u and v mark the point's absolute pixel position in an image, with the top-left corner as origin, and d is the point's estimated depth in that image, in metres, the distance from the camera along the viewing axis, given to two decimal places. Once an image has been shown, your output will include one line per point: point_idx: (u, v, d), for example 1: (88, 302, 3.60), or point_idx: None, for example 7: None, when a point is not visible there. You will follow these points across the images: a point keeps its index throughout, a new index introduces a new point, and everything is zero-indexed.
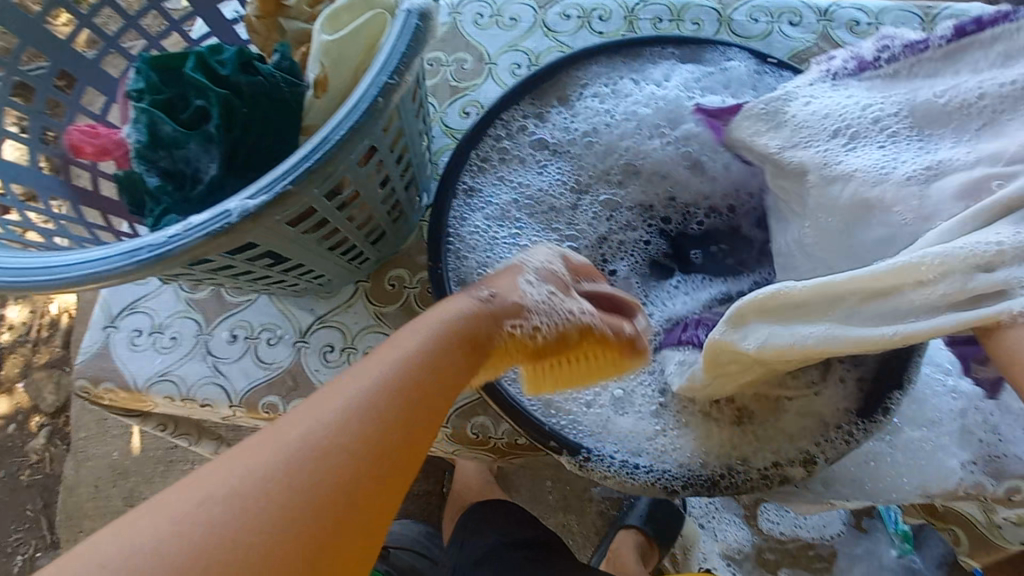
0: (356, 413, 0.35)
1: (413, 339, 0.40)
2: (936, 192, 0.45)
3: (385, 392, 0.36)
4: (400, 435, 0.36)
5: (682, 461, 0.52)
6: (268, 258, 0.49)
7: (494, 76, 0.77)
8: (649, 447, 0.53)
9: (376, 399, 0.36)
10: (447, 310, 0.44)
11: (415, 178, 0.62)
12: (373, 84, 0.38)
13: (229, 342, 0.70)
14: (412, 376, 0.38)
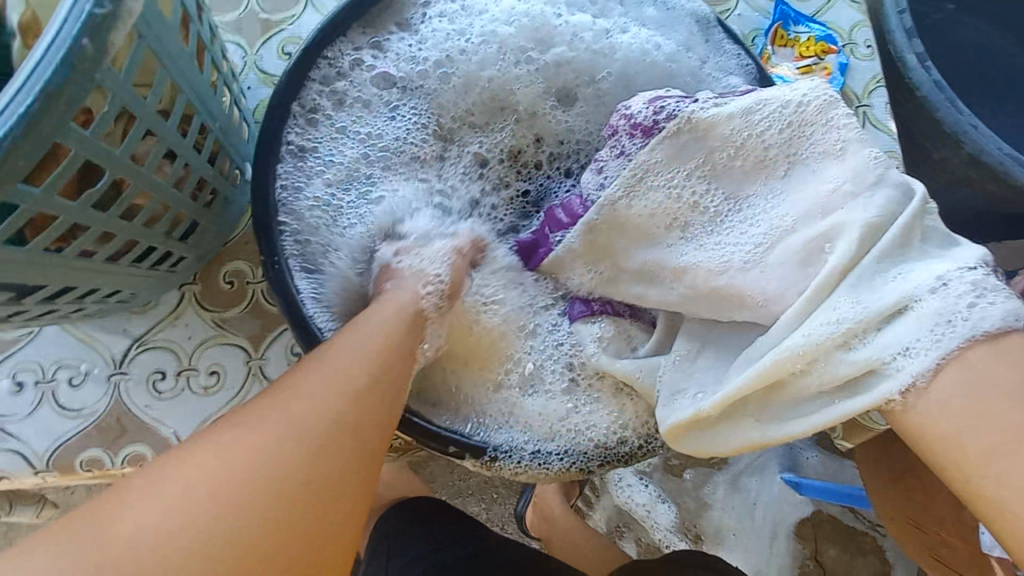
0: (281, 438, 0.31)
1: (349, 356, 0.36)
2: (771, 273, 0.41)
3: (321, 418, 0.32)
4: (325, 467, 0.31)
5: (595, 439, 0.49)
6: (4, 292, 0.35)
7: (316, 3, 0.62)
8: (559, 428, 0.49)
9: (308, 425, 0.32)
10: (382, 322, 0.40)
11: (224, 146, 0.48)
12: (70, 17, 0.24)
13: (13, 393, 0.53)
14: (348, 401, 0.33)
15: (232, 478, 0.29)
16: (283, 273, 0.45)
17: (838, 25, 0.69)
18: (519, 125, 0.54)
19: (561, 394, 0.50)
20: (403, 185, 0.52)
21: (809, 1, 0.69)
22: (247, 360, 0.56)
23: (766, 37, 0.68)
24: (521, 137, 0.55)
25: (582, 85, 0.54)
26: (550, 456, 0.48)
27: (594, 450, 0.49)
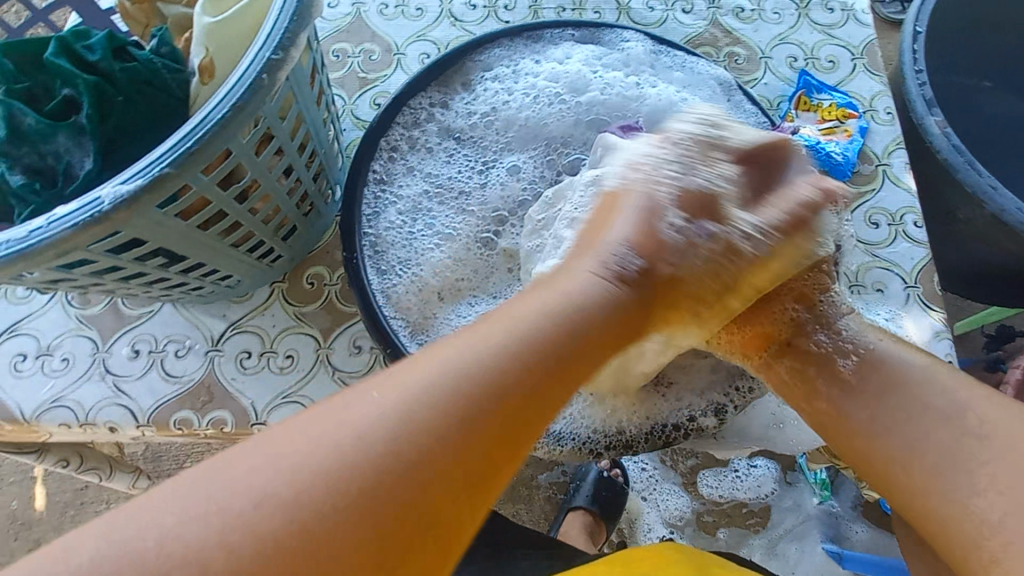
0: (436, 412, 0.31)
1: (492, 348, 0.34)
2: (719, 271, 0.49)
3: (459, 416, 0.31)
4: (473, 465, 0.31)
5: (592, 426, 0.54)
6: (162, 257, 0.46)
7: (403, 66, 0.76)
8: (559, 415, 0.54)
9: (457, 420, 0.31)
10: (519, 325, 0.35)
11: (324, 170, 0.60)
12: (256, 60, 0.36)
13: (131, 358, 0.65)
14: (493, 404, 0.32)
15: (422, 422, 0.30)
16: (361, 278, 0.54)
17: (860, 94, 0.77)
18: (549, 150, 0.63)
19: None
20: (454, 212, 0.61)
21: (832, 74, 0.77)
22: (316, 347, 0.66)
23: (790, 102, 0.76)
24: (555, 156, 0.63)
25: (617, 117, 0.62)
26: (560, 437, 0.53)
27: (598, 434, 0.54)
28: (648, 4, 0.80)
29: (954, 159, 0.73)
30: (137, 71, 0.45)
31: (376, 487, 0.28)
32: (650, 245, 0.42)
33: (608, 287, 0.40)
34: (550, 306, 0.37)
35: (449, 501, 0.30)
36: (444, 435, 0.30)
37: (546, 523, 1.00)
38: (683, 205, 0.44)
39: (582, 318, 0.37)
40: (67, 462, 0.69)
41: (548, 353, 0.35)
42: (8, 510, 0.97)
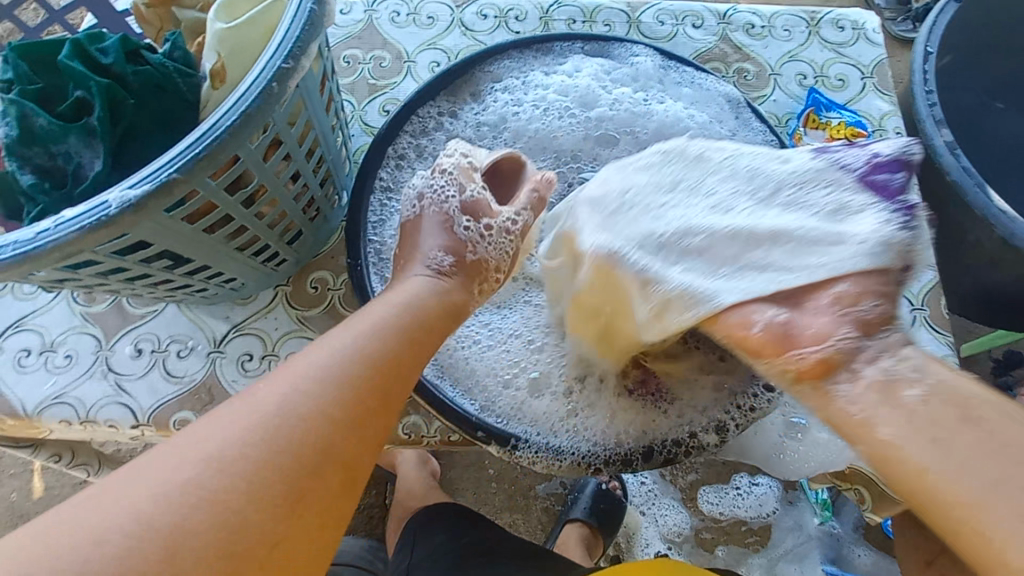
0: (309, 395, 0.34)
1: (351, 336, 0.39)
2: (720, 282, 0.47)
3: (319, 398, 0.34)
4: (344, 439, 0.34)
5: (593, 440, 0.54)
6: (167, 259, 0.46)
7: (413, 74, 0.77)
8: (560, 428, 0.54)
9: (324, 390, 0.35)
10: (380, 313, 0.42)
11: (331, 175, 0.60)
12: (267, 68, 0.36)
13: (133, 357, 0.65)
14: (352, 370, 0.37)
15: (291, 416, 0.33)
16: (365, 285, 0.54)
17: (869, 113, 0.76)
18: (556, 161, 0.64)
19: (561, 399, 0.56)
20: None
21: (841, 92, 0.77)
22: None
23: (798, 120, 0.76)
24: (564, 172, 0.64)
25: (624, 134, 0.63)
26: (560, 451, 0.53)
27: (598, 448, 0.53)
28: (658, 18, 0.80)
29: (964, 182, 0.74)
30: (149, 75, 0.45)
31: (276, 465, 0.31)
32: (454, 245, 0.51)
33: (435, 280, 0.48)
34: (390, 302, 0.44)
35: (345, 449, 0.34)
36: (320, 419, 0.34)
37: (543, 535, 1.00)
38: (467, 209, 0.52)
39: (420, 312, 0.44)
40: (59, 457, 0.70)
41: (394, 350, 0.40)
42: (6, 503, 0.98)
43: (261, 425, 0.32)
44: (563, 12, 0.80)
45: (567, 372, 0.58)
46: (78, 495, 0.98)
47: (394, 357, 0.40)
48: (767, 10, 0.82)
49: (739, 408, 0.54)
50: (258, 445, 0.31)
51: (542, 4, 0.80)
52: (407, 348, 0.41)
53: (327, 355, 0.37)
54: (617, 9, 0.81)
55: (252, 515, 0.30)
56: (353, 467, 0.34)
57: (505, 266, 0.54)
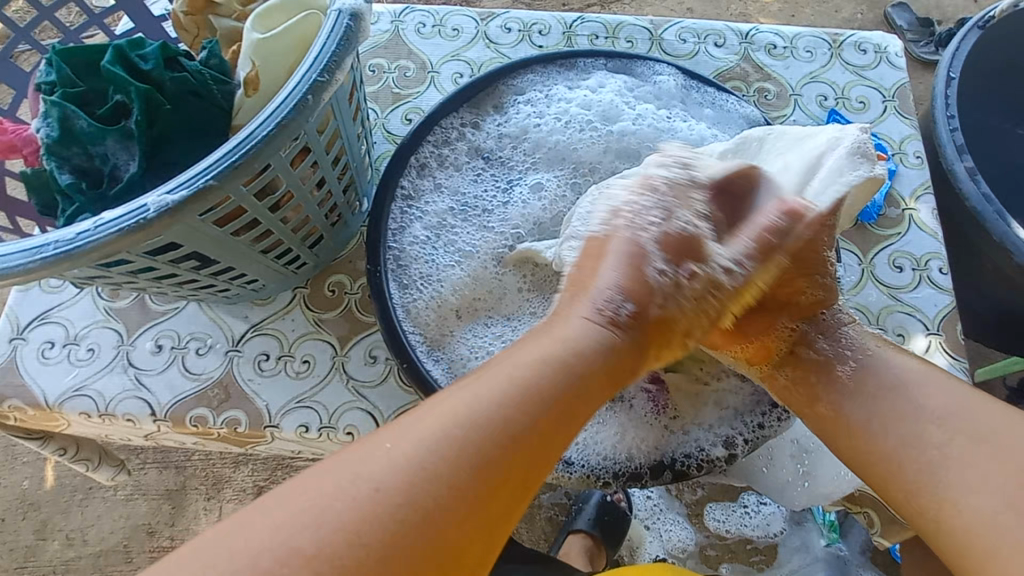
0: (426, 474, 0.32)
1: (488, 402, 0.36)
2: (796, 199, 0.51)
3: (452, 482, 0.32)
4: (467, 526, 0.32)
5: (603, 453, 0.54)
6: (194, 260, 0.48)
7: (436, 84, 0.78)
8: (571, 440, 0.54)
9: (454, 464, 0.33)
10: (519, 369, 0.37)
11: (354, 182, 0.61)
12: (303, 81, 0.38)
13: (153, 352, 0.66)
14: (500, 451, 0.34)
15: (421, 493, 0.32)
16: (383, 291, 0.55)
17: (889, 137, 0.76)
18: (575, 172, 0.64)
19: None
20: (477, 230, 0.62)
21: (861, 115, 0.77)
22: (333, 354, 0.67)
23: None
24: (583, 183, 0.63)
25: (646, 148, 0.63)
26: (570, 464, 0.53)
27: (608, 462, 0.54)
28: (680, 36, 0.81)
29: (982, 210, 0.74)
30: (185, 81, 0.47)
31: (419, 518, 0.31)
32: (639, 288, 0.43)
33: (598, 330, 0.41)
34: (542, 354, 0.39)
35: (473, 548, 0.32)
36: (433, 495, 0.32)
37: (546, 544, 1.00)
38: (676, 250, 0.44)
39: (576, 368, 0.39)
40: (65, 450, 0.70)
41: (567, 386, 0.38)
42: (19, 490, 1.00)
43: (411, 477, 0.32)
44: (586, 28, 0.81)
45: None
46: (89, 486, 1.00)
47: (538, 442, 0.36)
48: (789, 31, 0.82)
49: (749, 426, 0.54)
50: (411, 497, 0.32)
51: (566, 19, 0.82)
52: (587, 390, 0.39)
53: (509, 384, 0.36)
54: (639, 26, 0.82)
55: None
56: (499, 527, 0.34)
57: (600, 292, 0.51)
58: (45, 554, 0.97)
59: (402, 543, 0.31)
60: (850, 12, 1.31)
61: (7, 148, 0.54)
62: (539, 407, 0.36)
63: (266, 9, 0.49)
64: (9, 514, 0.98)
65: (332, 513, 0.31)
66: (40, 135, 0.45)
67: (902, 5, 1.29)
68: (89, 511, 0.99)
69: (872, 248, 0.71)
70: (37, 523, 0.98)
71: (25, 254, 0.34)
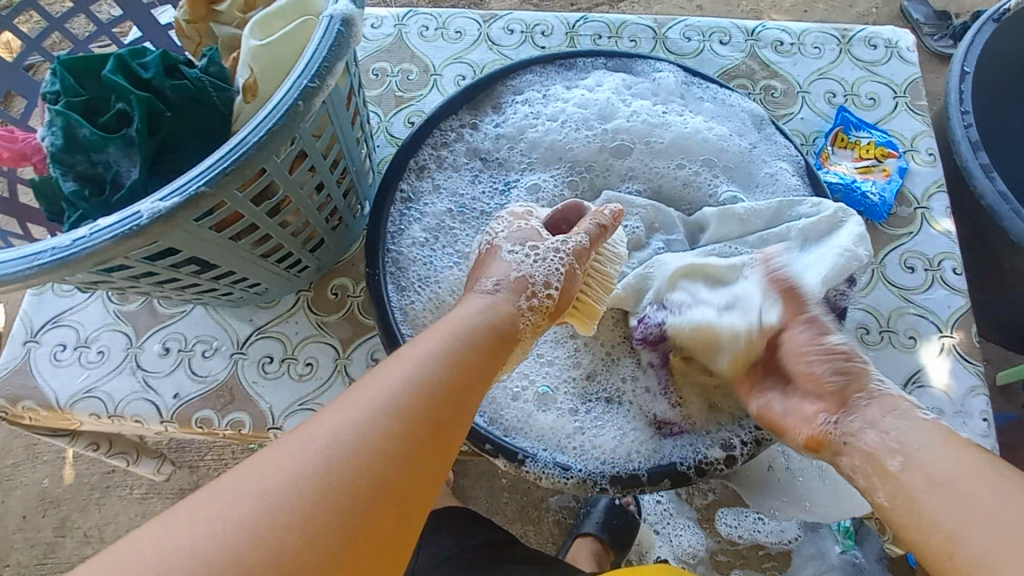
0: (343, 436, 0.34)
1: (393, 372, 0.38)
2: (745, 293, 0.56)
3: (363, 442, 0.34)
4: (392, 473, 0.34)
5: (601, 456, 0.53)
6: (195, 264, 0.48)
7: (438, 86, 0.78)
8: (569, 445, 0.54)
9: (376, 420, 0.35)
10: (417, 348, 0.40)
11: (354, 186, 0.61)
12: (294, 87, 0.38)
13: (161, 355, 0.67)
14: (410, 405, 0.37)
15: (338, 450, 0.33)
16: (381, 294, 0.55)
17: (900, 134, 0.75)
18: (571, 172, 0.64)
19: (569, 415, 0.56)
20: (476, 232, 0.62)
21: (872, 112, 0.76)
22: (335, 357, 0.67)
23: (826, 138, 0.74)
24: (580, 185, 0.64)
25: (641, 147, 0.63)
26: (568, 469, 0.52)
27: (606, 466, 0.53)
28: (685, 34, 0.80)
29: (999, 208, 0.72)
30: (185, 89, 0.47)
31: (358, 477, 0.33)
32: (522, 282, 0.48)
33: (495, 302, 0.47)
34: (442, 328, 0.43)
35: (394, 498, 0.33)
36: (354, 456, 0.33)
37: (554, 547, 0.99)
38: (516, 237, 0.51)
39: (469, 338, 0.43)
40: (97, 446, 0.72)
41: (471, 357, 0.42)
42: (39, 488, 1.02)
43: (348, 440, 0.34)
44: (589, 28, 0.81)
45: (575, 389, 0.57)
46: (106, 484, 1.02)
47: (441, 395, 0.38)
48: (797, 27, 0.80)
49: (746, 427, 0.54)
50: (343, 458, 0.33)
51: (569, 19, 0.81)
52: (490, 362, 0.43)
53: (416, 358, 0.40)
54: (643, 24, 0.81)
55: (326, 531, 0.31)
56: (427, 478, 0.35)
57: (556, 284, 0.49)
58: (64, 552, 0.99)
59: (336, 498, 0.32)
60: (865, 6, 1.29)
61: (18, 156, 0.55)
62: (451, 374, 0.40)
63: (264, 17, 0.49)
64: (30, 512, 1.01)
65: (278, 485, 0.31)
66: (46, 143, 0.46)
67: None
68: (106, 510, 1.01)
69: (883, 248, 0.69)
70: (56, 520, 1.01)
71: (23, 261, 0.34)
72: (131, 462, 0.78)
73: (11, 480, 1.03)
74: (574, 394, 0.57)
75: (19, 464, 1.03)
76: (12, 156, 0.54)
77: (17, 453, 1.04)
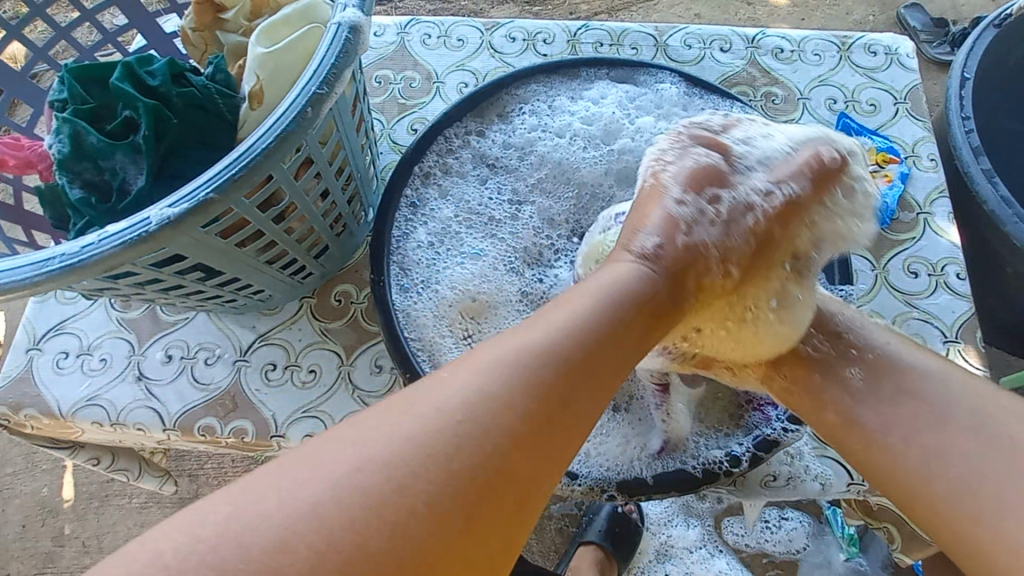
0: (448, 416, 0.34)
1: (493, 350, 0.38)
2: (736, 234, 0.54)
3: (456, 429, 0.34)
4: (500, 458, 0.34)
5: (605, 464, 0.53)
6: (200, 271, 0.48)
7: (441, 94, 0.79)
8: (573, 452, 0.53)
9: (480, 407, 0.35)
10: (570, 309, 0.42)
11: (358, 193, 0.61)
12: (303, 93, 0.38)
13: (164, 362, 0.67)
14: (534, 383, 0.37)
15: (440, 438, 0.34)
16: (387, 300, 0.55)
17: (901, 139, 0.75)
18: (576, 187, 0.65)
19: None
20: (484, 237, 0.62)
21: (873, 117, 0.76)
22: (338, 364, 0.67)
23: None
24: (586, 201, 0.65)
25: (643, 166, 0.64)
26: (574, 476, 0.52)
27: (610, 471, 0.53)
28: (686, 42, 0.81)
29: (1002, 212, 0.72)
30: (193, 96, 0.48)
31: (460, 454, 0.33)
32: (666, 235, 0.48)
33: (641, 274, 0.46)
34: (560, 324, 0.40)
35: (518, 479, 0.34)
36: (470, 445, 0.34)
37: (556, 555, 0.99)
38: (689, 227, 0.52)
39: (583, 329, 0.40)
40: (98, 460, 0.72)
41: (589, 347, 0.40)
42: (37, 497, 1.01)
43: (467, 400, 0.35)
44: (590, 36, 0.81)
45: None
46: (105, 493, 1.01)
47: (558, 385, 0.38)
48: (797, 35, 0.81)
49: (747, 428, 0.55)
50: (431, 443, 0.33)
51: (570, 28, 0.82)
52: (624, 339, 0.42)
53: (524, 344, 0.39)
54: (644, 32, 0.81)
55: (434, 501, 0.32)
56: (548, 453, 0.36)
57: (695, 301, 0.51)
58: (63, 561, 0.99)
59: (449, 454, 0.33)
60: (861, 14, 1.30)
61: (23, 164, 0.55)
62: (564, 364, 0.38)
63: (270, 25, 0.50)
64: (28, 521, 1.00)
65: (361, 459, 0.32)
66: (53, 151, 0.47)
67: (915, 6, 1.26)
68: (105, 519, 1.00)
69: (885, 253, 0.69)
70: (55, 530, 1.00)
71: (31, 267, 0.34)
72: (132, 478, 0.76)
73: (11, 488, 1.02)
74: None
75: (18, 473, 1.03)
76: (17, 164, 0.55)
77: (16, 461, 1.03)
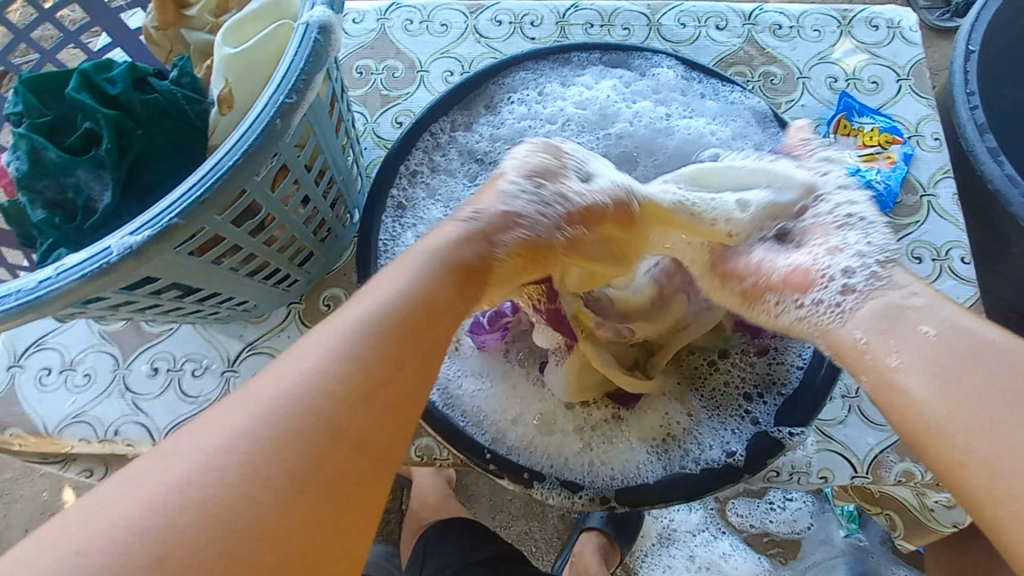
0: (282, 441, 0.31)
1: (326, 346, 0.35)
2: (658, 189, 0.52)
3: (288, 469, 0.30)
4: (372, 437, 0.33)
5: (612, 472, 0.52)
6: (176, 290, 0.46)
7: (426, 84, 0.75)
8: (578, 463, 0.52)
9: (322, 404, 0.32)
10: (427, 251, 0.42)
11: (342, 196, 0.59)
12: (270, 103, 0.35)
13: (149, 375, 0.65)
14: (375, 357, 0.35)
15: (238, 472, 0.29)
16: None
17: (904, 118, 0.72)
18: None
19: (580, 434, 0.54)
20: None
21: (874, 96, 0.73)
22: None
23: (828, 126, 0.72)
24: None
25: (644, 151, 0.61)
26: (579, 487, 0.51)
27: (612, 479, 0.52)
28: (680, 20, 0.77)
29: (1008, 192, 0.70)
30: (157, 103, 0.45)
31: (302, 467, 0.30)
32: (531, 214, 0.46)
33: (472, 243, 0.43)
34: (405, 277, 0.39)
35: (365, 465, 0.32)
36: (314, 433, 0.31)
37: (559, 541, 0.99)
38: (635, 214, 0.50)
39: (440, 273, 0.41)
40: (92, 471, 0.68)
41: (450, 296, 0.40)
42: (38, 502, 1.01)
43: (288, 424, 0.31)
44: (580, 16, 0.77)
45: (582, 412, 0.55)
46: None
47: (436, 323, 0.39)
48: (796, 9, 0.78)
49: (750, 422, 0.54)
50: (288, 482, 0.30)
51: (559, 8, 0.78)
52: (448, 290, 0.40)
53: (333, 346, 0.34)
54: (636, 11, 0.78)
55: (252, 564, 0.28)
56: (394, 425, 0.34)
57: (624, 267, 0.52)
58: None
59: (272, 489, 0.29)
60: None
61: None
62: (403, 308, 0.37)
63: (236, 23, 0.46)
64: (30, 526, 0.99)
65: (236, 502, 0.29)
66: (11, 169, 0.44)
67: None
68: None
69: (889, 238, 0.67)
70: None
71: None
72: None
73: (10, 493, 1.01)
74: (581, 417, 0.55)
75: (17, 478, 1.02)
76: None
77: (14, 467, 1.02)
